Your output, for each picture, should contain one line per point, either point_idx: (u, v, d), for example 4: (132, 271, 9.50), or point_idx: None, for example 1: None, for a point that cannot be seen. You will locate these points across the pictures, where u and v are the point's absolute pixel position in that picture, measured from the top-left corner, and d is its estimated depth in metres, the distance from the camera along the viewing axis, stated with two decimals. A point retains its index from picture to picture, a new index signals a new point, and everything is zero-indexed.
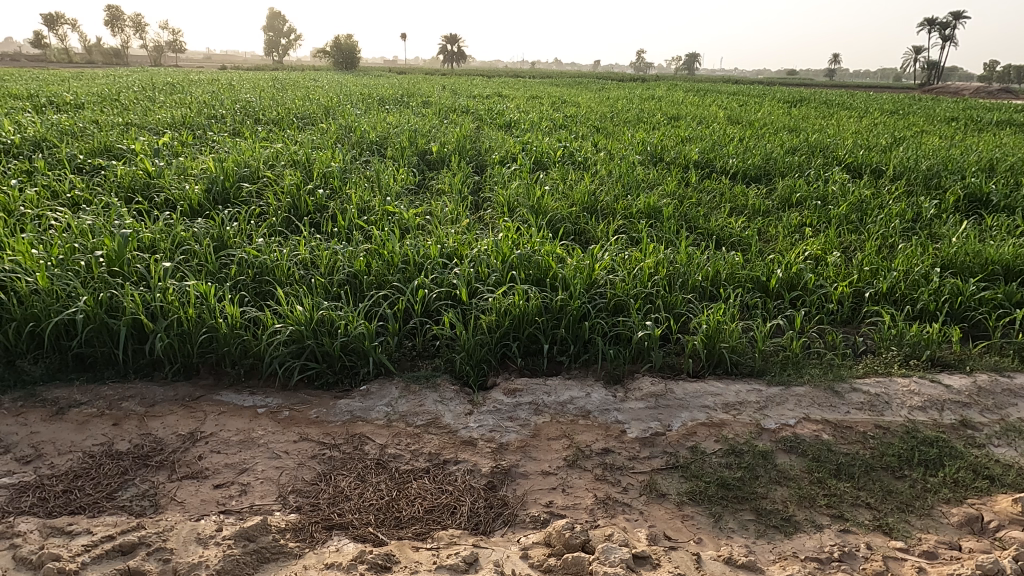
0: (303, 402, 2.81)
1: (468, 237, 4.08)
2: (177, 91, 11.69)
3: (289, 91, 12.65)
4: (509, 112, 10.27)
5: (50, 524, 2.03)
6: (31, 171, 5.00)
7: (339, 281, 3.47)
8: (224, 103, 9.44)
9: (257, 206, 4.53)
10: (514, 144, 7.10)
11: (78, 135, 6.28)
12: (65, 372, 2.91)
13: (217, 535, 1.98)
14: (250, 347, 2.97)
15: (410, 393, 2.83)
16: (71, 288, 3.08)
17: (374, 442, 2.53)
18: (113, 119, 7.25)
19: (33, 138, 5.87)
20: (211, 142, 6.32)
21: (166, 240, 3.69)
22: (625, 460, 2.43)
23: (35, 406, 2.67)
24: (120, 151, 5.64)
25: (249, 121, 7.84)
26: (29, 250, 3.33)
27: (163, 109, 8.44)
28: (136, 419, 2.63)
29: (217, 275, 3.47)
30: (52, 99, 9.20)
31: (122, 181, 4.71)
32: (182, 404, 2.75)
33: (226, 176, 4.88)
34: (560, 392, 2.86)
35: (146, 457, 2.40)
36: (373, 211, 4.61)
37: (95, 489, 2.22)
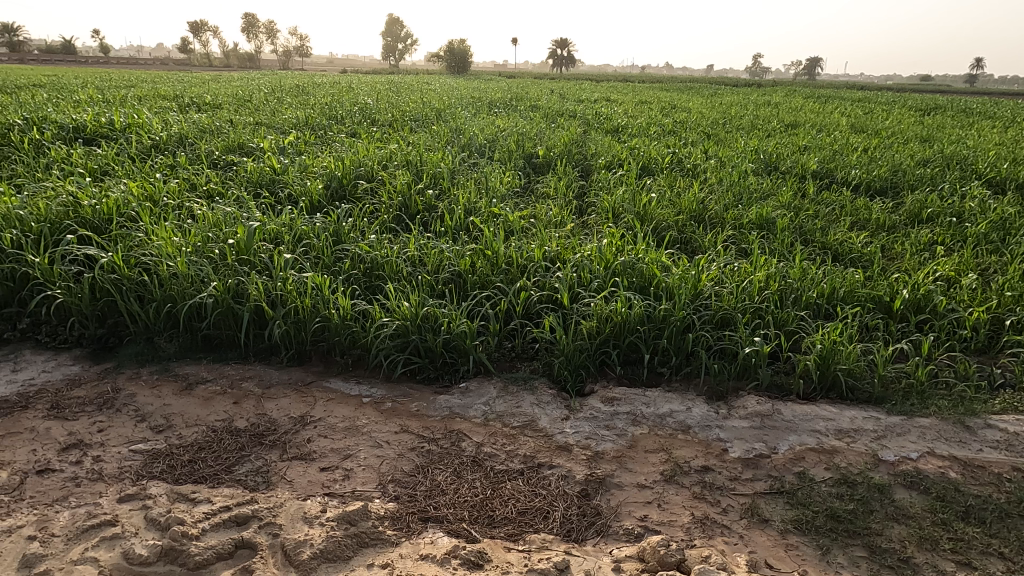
0: (405, 395, 2.90)
1: (571, 241, 4.07)
2: (303, 93, 12.46)
3: (404, 94, 13.19)
4: (616, 116, 10.18)
5: (176, 490, 2.21)
6: (174, 165, 5.46)
7: (444, 280, 3.55)
8: (345, 104, 9.96)
9: (371, 203, 4.72)
10: (621, 149, 7.02)
11: (216, 133, 6.81)
12: (194, 351, 3.16)
13: (322, 516, 2.09)
14: (358, 338, 3.11)
15: (508, 394, 2.86)
16: (204, 274, 3.33)
17: (471, 439, 2.57)
18: (246, 118, 7.83)
19: (177, 135, 6.43)
20: (331, 142, 6.67)
21: (288, 233, 3.92)
22: (725, 480, 2.34)
23: (169, 380, 2.92)
24: (251, 149, 6.07)
25: (366, 122, 8.22)
26: (171, 237, 3.63)
27: (289, 110, 9.02)
28: (254, 399, 2.81)
29: (331, 268, 3.63)
30: (195, 99, 10.07)
31: (252, 177, 5.05)
32: (296, 388, 2.91)
33: (344, 174, 5.14)
34: (659, 404, 2.79)
35: (261, 435, 2.56)
36: (480, 211, 4.69)
37: (215, 461, 2.40)
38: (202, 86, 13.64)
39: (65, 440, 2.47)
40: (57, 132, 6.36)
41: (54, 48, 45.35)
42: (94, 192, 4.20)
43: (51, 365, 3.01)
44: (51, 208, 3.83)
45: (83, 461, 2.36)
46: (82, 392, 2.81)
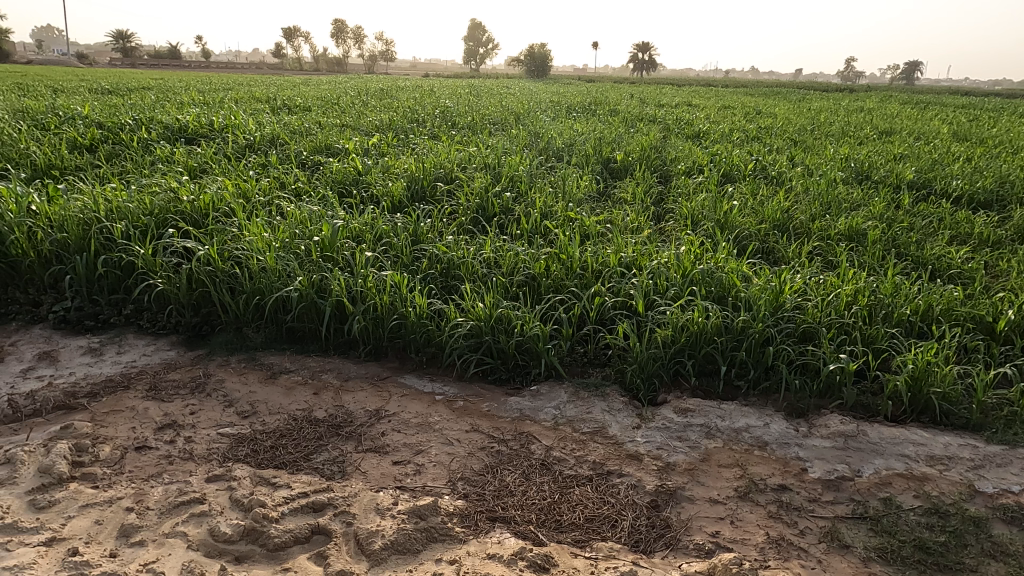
0: (477, 395, 2.94)
1: (648, 248, 4.01)
2: (386, 96, 12.83)
3: (484, 98, 13.35)
4: (697, 122, 9.96)
5: (259, 474, 2.32)
6: (266, 164, 5.74)
7: (519, 282, 3.57)
8: (426, 108, 10.19)
9: (449, 205, 4.81)
10: (702, 155, 6.86)
11: (305, 135, 7.11)
12: (279, 342, 3.30)
13: (393, 508, 2.14)
14: (433, 337, 3.16)
15: (579, 400, 2.85)
16: (290, 269, 3.47)
17: (540, 442, 2.57)
18: (333, 121, 8.14)
19: (270, 136, 6.76)
20: (412, 144, 6.84)
21: (369, 232, 4.04)
22: (803, 501, 2.25)
23: (255, 369, 3.07)
24: (337, 150, 6.30)
25: (447, 126, 8.38)
26: (262, 233, 3.82)
27: (373, 112, 9.30)
28: (333, 391, 2.92)
29: (409, 267, 3.72)
30: (286, 101, 10.55)
31: (337, 177, 5.25)
32: (372, 383, 3.00)
33: (424, 176, 5.26)
34: (734, 418, 2.71)
35: (338, 426, 2.65)
36: (555, 215, 4.69)
37: (295, 448, 2.50)
38: (294, 89, 14.26)
39: (161, 420, 2.64)
40: (163, 131, 6.80)
41: (162, 54, 48.52)
42: (194, 188, 4.47)
43: (150, 349, 3.22)
44: (156, 203, 4.10)
45: (176, 441, 2.51)
46: (177, 376, 2.99)
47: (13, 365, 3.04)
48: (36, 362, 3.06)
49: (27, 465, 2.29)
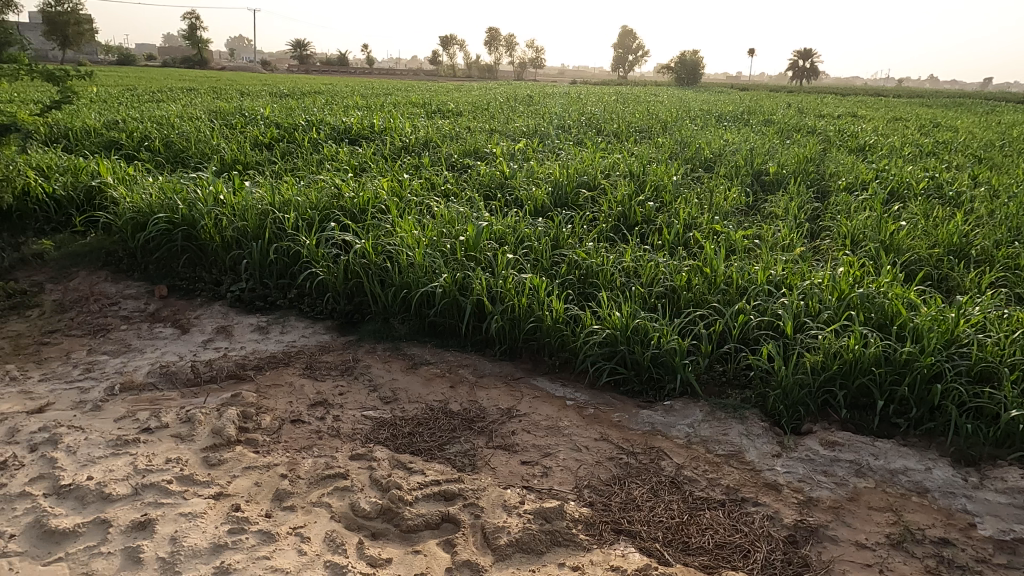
0: (608, 404, 2.91)
1: (800, 266, 3.77)
2: (534, 102, 13.09)
3: (631, 105, 13.24)
4: (862, 134, 9.23)
5: (396, 457, 2.45)
6: (419, 165, 6.06)
7: (658, 294, 3.49)
8: (573, 114, 10.27)
9: (591, 212, 4.81)
10: (866, 170, 6.35)
11: (456, 138, 7.42)
12: (421, 334, 3.47)
13: (520, 507, 2.18)
14: (568, 342, 3.17)
15: (715, 420, 2.74)
16: (436, 265, 3.62)
17: (671, 459, 2.50)
18: (483, 126, 8.43)
19: (424, 139, 7.12)
20: (557, 150, 6.91)
21: (512, 234, 4.13)
22: (968, 559, 2.02)
23: (399, 358, 3.25)
24: (485, 154, 6.52)
25: (592, 132, 8.38)
26: (412, 230, 4.02)
27: (520, 119, 9.52)
28: (468, 386, 3.02)
29: (549, 272, 3.76)
30: (440, 106, 11.08)
31: (483, 180, 5.43)
32: (505, 382, 3.07)
33: (567, 182, 5.30)
34: (890, 458, 2.48)
35: (471, 421, 2.74)
36: (700, 227, 4.54)
37: (430, 437, 2.61)
38: (446, 95, 14.94)
39: (314, 397, 2.86)
40: (331, 132, 7.39)
41: (332, 61, 52.70)
42: (354, 186, 4.80)
43: (308, 331, 3.51)
44: (322, 199, 4.46)
45: (326, 418, 2.72)
46: (330, 358, 3.23)
47: (196, 336, 3.44)
48: (214, 335, 3.44)
49: (203, 425, 2.58)
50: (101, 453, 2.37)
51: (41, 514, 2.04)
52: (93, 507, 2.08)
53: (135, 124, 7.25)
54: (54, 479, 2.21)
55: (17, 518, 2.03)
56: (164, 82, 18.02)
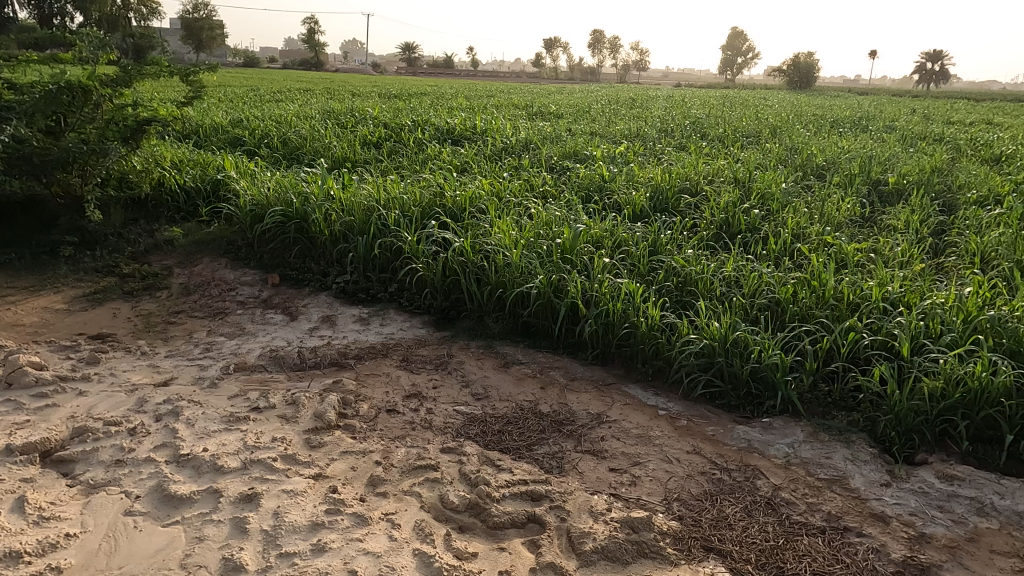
0: (702, 417, 2.83)
1: (921, 284, 3.50)
2: (637, 105, 12.89)
3: (738, 109, 12.78)
4: (997, 143, 8.47)
5: (486, 454, 2.49)
6: (519, 166, 6.12)
7: (760, 306, 3.35)
8: (676, 118, 10.04)
9: (692, 218, 4.69)
10: (1003, 182, 5.81)
11: (556, 140, 7.43)
12: (514, 334, 3.50)
13: (606, 514, 2.16)
14: (662, 350, 3.10)
15: (818, 442, 2.60)
16: (532, 266, 3.64)
17: (767, 479, 2.40)
18: (584, 128, 8.40)
19: (525, 141, 7.18)
20: (659, 154, 6.78)
21: (609, 238, 4.08)
22: None
23: (491, 356, 3.29)
24: (584, 156, 6.49)
25: (697, 137, 8.16)
26: (510, 230, 4.06)
27: (622, 122, 9.41)
28: (559, 388, 3.02)
29: (645, 278, 3.69)
30: (542, 108, 11.13)
31: (583, 183, 5.41)
32: (596, 387, 3.05)
33: (668, 187, 5.19)
34: (1017, 498, 2.26)
35: (561, 423, 2.74)
36: (809, 238, 4.32)
37: (519, 437, 2.63)
38: (548, 97, 14.98)
39: (409, 389, 2.96)
40: (435, 133, 7.60)
41: (438, 63, 54.14)
42: (456, 185, 4.91)
43: (406, 325, 3.63)
44: (424, 197, 4.59)
45: (419, 410, 2.80)
46: (425, 352, 3.32)
47: (303, 323, 3.63)
48: (320, 323, 3.63)
49: (306, 408, 2.73)
50: (216, 427, 2.55)
51: (162, 479, 2.22)
52: (207, 477, 2.24)
53: (257, 122, 7.75)
54: (174, 447, 2.40)
55: (142, 481, 2.22)
56: (283, 82, 19.10)
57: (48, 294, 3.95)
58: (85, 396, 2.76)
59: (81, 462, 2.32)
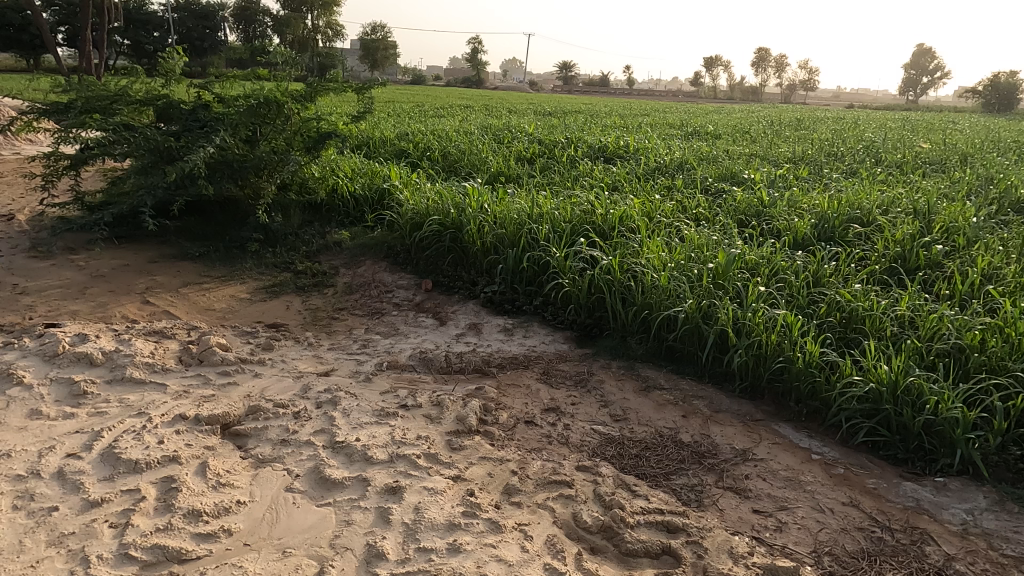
0: (862, 467, 2.59)
1: None
2: (804, 127, 12.16)
3: (921, 134, 11.62)
4: None
5: (621, 477, 2.44)
6: (671, 187, 5.99)
7: (939, 351, 3.01)
8: (848, 141, 9.33)
9: (861, 250, 4.32)
10: None
11: (713, 162, 7.19)
12: (657, 357, 3.42)
13: (747, 557, 2.04)
14: (819, 390, 2.88)
15: (1004, 512, 2.29)
16: (681, 290, 3.53)
17: (938, 546, 2.14)
18: (743, 150, 8.05)
19: (679, 161, 7.02)
20: (826, 179, 6.34)
21: (766, 266, 3.86)
22: None
23: (632, 378, 3.23)
24: (742, 179, 6.22)
25: (871, 162, 7.53)
26: (660, 251, 3.97)
27: (786, 144, 8.91)
28: (702, 418, 2.90)
29: (804, 311, 3.45)
30: (698, 128, 10.82)
31: (739, 207, 5.19)
32: (743, 421, 2.89)
33: (836, 215, 4.83)
34: None
35: (702, 455, 2.63)
36: (1003, 279, 3.82)
37: (657, 464, 2.56)
38: (708, 117, 14.55)
39: (548, 403, 2.98)
40: (588, 150, 7.64)
41: (594, 82, 54.45)
42: (606, 203, 4.90)
43: (548, 338, 3.67)
44: (575, 214, 4.62)
45: (557, 425, 2.81)
46: (566, 367, 3.33)
47: (452, 329, 3.79)
48: (467, 330, 3.76)
49: (450, 411, 2.83)
50: (368, 420, 2.72)
51: (319, 462, 2.40)
52: (358, 465, 2.40)
53: (421, 136, 8.23)
54: (331, 434, 2.59)
55: (302, 461, 2.42)
56: (446, 100, 20.09)
57: (235, 283, 4.45)
58: (260, 378, 3.06)
59: (253, 437, 2.58)
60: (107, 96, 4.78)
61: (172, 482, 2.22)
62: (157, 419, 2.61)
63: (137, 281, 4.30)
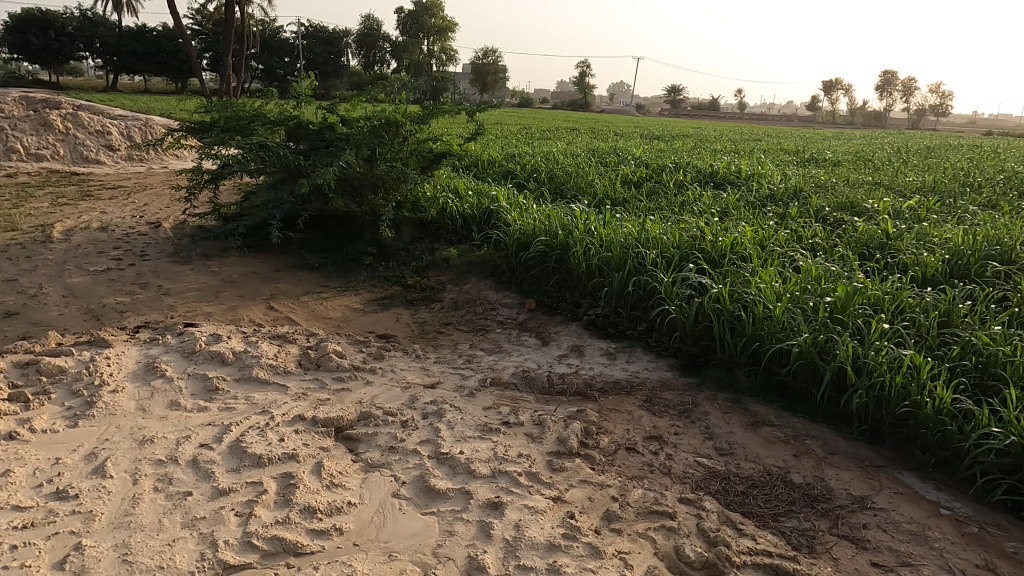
0: (998, 528, 2.38)
1: None
2: (934, 155, 11.35)
3: None
4: None
5: (727, 514, 2.36)
6: (785, 215, 5.77)
7: None
8: (986, 171, 8.60)
9: (1001, 290, 3.96)
10: None
11: (831, 189, 6.86)
12: (767, 392, 3.28)
13: None
14: (951, 440, 2.67)
15: None
16: (796, 322, 3.36)
17: None
18: (865, 178, 7.62)
19: (794, 188, 6.74)
20: (960, 211, 5.88)
21: (891, 302, 3.61)
22: None
23: (740, 412, 3.12)
24: (864, 209, 5.88)
25: (1014, 194, 6.90)
26: (773, 281, 3.82)
27: (914, 172, 8.34)
28: (815, 459, 2.75)
29: (934, 352, 3.20)
30: (815, 154, 10.34)
31: (861, 239, 4.91)
32: (860, 466, 2.72)
33: (972, 250, 4.46)
34: None
35: (814, 498, 2.49)
36: None
37: (765, 503, 2.45)
38: (825, 143, 13.89)
39: (650, 431, 2.93)
40: (697, 176, 7.49)
41: (703, 105, 53.55)
42: (716, 229, 4.78)
43: (652, 365, 3.61)
44: (683, 239, 4.54)
45: (659, 453, 2.76)
46: (669, 396, 3.27)
47: (554, 349, 3.81)
48: (569, 351, 3.77)
49: (551, 431, 2.85)
50: (471, 434, 2.78)
51: (424, 471, 2.48)
52: (461, 478, 2.46)
53: (528, 158, 8.38)
54: (436, 445, 2.67)
55: (408, 469, 2.51)
56: (553, 122, 20.45)
57: (350, 294, 4.69)
58: (371, 386, 3.21)
59: (363, 442, 2.70)
60: (246, 116, 5.21)
61: (291, 478, 2.37)
62: (279, 418, 2.79)
63: (263, 288, 4.63)
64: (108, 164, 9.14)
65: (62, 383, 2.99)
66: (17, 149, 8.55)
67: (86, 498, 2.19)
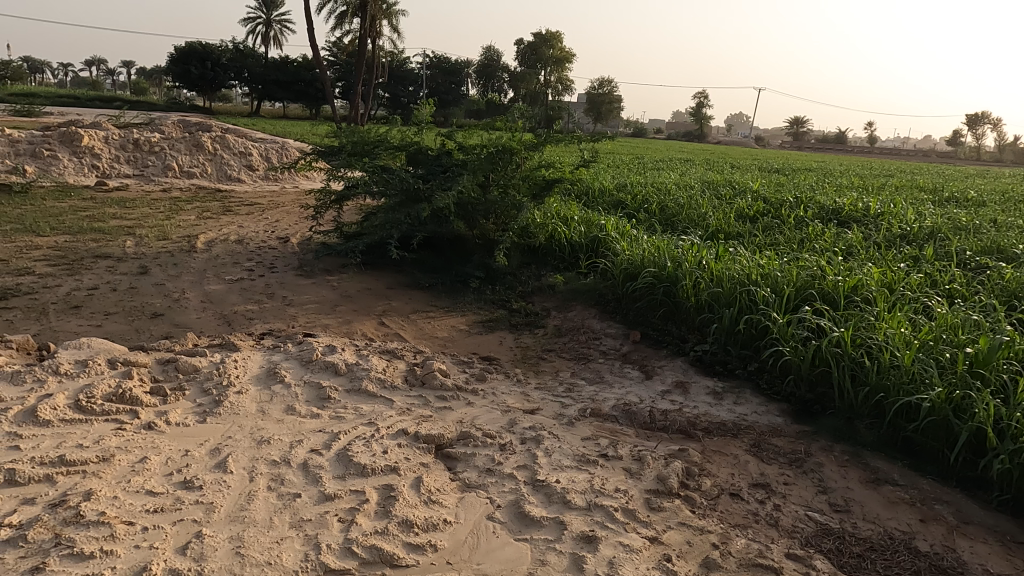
0: None
1: None
2: None
3: None
4: None
5: None
6: (919, 257, 5.34)
7: None
8: None
9: None
10: None
11: (973, 231, 6.29)
12: (891, 448, 3.03)
13: None
14: None
15: None
16: (928, 374, 3.08)
17: None
18: (1015, 221, 6.92)
19: (930, 229, 6.25)
20: None
21: None
22: None
23: (858, 467, 2.90)
24: (1012, 254, 5.34)
25: None
26: (902, 327, 3.53)
27: None
28: (946, 527, 2.50)
29: None
30: (956, 193, 9.54)
31: (1008, 287, 4.46)
32: (1000, 541, 2.44)
33: None
34: None
35: (943, 570, 2.26)
36: None
37: (884, 569, 2.25)
38: (968, 181, 12.77)
39: (757, 477, 2.78)
40: (819, 212, 7.12)
41: (829, 138, 51.09)
42: (839, 269, 4.50)
43: (761, 409, 3.44)
44: (801, 277, 4.30)
45: (766, 503, 2.60)
46: (780, 443, 3.09)
47: (657, 384, 3.72)
48: (673, 387, 3.66)
49: (651, 468, 2.77)
50: (568, 463, 2.76)
51: (519, 497, 2.48)
52: (556, 507, 2.43)
53: (639, 188, 8.30)
54: (532, 471, 2.67)
55: (503, 493, 2.52)
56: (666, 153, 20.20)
57: (456, 315, 4.81)
58: (472, 407, 3.26)
59: (462, 461, 2.75)
60: (371, 142, 5.52)
61: (391, 491, 2.45)
62: (383, 431, 2.89)
63: (376, 304, 4.84)
64: (248, 182, 9.95)
65: (195, 381, 3.26)
66: (173, 167, 9.51)
67: (208, 490, 2.37)
